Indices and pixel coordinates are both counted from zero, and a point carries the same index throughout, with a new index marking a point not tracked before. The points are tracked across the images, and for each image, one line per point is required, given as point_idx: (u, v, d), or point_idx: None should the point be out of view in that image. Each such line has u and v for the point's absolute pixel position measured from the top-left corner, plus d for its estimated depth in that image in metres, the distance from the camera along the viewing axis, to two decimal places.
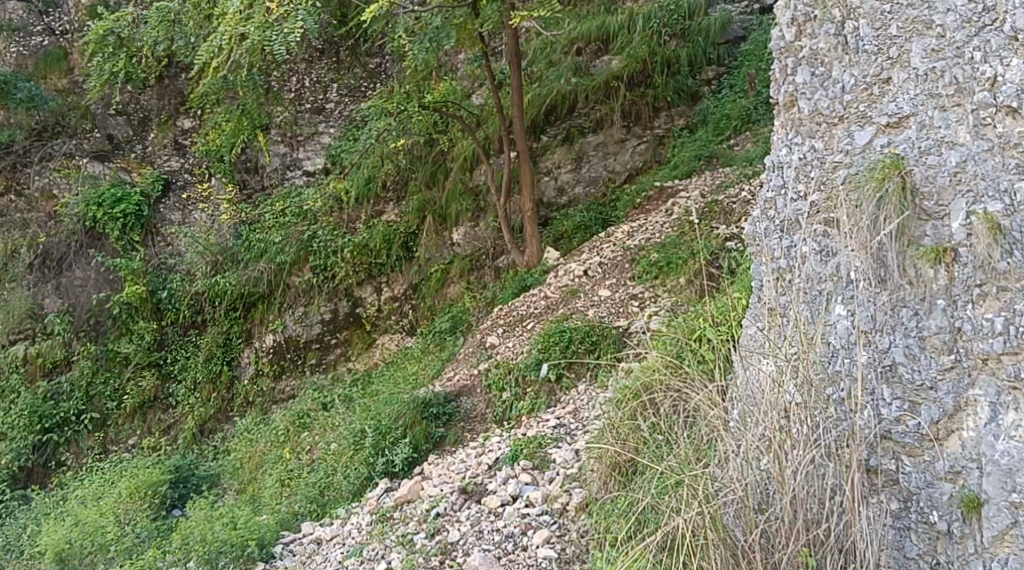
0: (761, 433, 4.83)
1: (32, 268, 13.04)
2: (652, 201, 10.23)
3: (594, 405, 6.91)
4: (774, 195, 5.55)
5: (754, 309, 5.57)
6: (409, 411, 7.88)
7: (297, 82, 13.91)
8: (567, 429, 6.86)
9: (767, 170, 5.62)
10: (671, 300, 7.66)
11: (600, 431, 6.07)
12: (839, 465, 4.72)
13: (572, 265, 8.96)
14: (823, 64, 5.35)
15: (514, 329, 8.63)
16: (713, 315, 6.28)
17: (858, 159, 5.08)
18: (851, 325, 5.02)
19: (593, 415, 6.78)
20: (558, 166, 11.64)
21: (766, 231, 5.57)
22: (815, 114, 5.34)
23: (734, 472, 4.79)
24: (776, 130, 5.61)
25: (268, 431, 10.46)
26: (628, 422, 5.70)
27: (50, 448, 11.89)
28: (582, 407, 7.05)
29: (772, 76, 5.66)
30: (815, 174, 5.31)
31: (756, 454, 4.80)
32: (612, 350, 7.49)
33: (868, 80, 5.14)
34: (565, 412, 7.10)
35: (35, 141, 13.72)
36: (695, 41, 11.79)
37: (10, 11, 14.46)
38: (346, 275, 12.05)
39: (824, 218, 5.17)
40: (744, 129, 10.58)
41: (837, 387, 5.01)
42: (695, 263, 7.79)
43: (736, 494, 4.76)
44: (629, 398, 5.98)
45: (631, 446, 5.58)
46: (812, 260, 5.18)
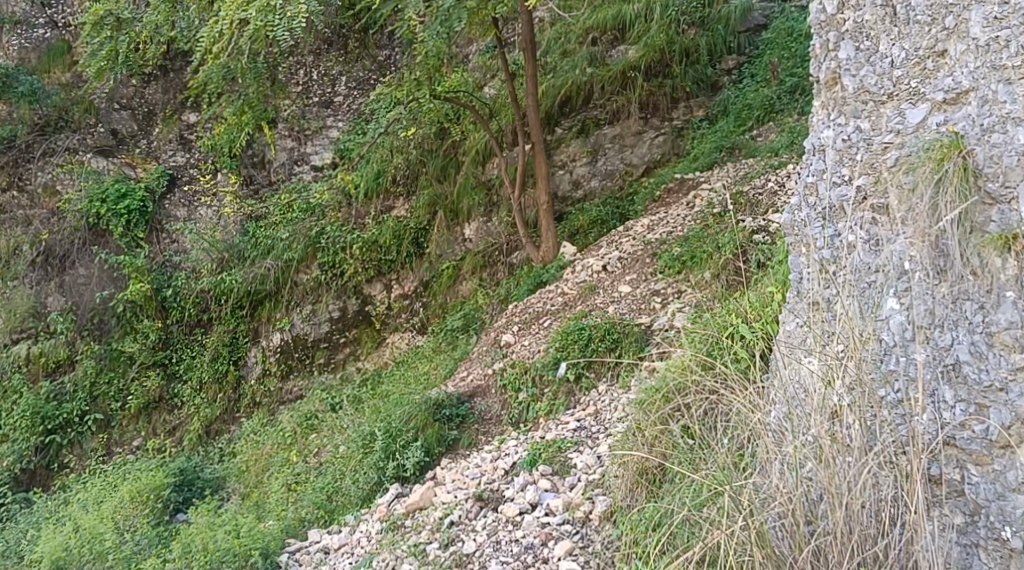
0: (812, 440, 4.61)
1: (34, 265, 12.66)
2: (672, 194, 9.87)
3: (616, 406, 6.56)
4: (816, 179, 5.36)
5: (791, 303, 5.40)
6: (421, 413, 7.51)
7: (304, 75, 13.63)
8: (589, 432, 6.48)
9: (805, 154, 5.47)
10: (695, 296, 7.30)
11: (624, 435, 5.72)
12: (898, 474, 4.54)
13: (590, 259, 8.63)
14: (868, 38, 5.19)
15: (529, 328, 8.26)
16: (749, 313, 5.93)
17: (911, 139, 4.90)
18: (906, 321, 4.82)
19: (617, 416, 6.43)
20: (573, 159, 11.30)
21: (806, 220, 5.40)
22: (860, 92, 5.18)
23: (779, 480, 4.59)
24: (816, 110, 5.45)
25: (275, 433, 10.13)
26: (657, 427, 5.37)
27: (52, 449, 11.55)
28: (604, 408, 6.68)
29: (812, 51, 5.49)
30: (861, 156, 5.13)
31: (803, 460, 4.59)
32: (634, 348, 7.12)
33: (920, 53, 4.98)
34: (585, 414, 6.73)
35: (37, 135, 13.32)
36: (715, 29, 11.40)
37: (12, 4, 14.13)
38: (355, 271, 11.71)
39: (873, 205, 5.00)
40: (767, 119, 10.15)
41: (891, 387, 4.83)
42: (721, 257, 7.39)
43: (783, 505, 4.55)
44: (654, 400, 5.64)
45: (662, 451, 5.24)
46: (861, 250, 5.01)
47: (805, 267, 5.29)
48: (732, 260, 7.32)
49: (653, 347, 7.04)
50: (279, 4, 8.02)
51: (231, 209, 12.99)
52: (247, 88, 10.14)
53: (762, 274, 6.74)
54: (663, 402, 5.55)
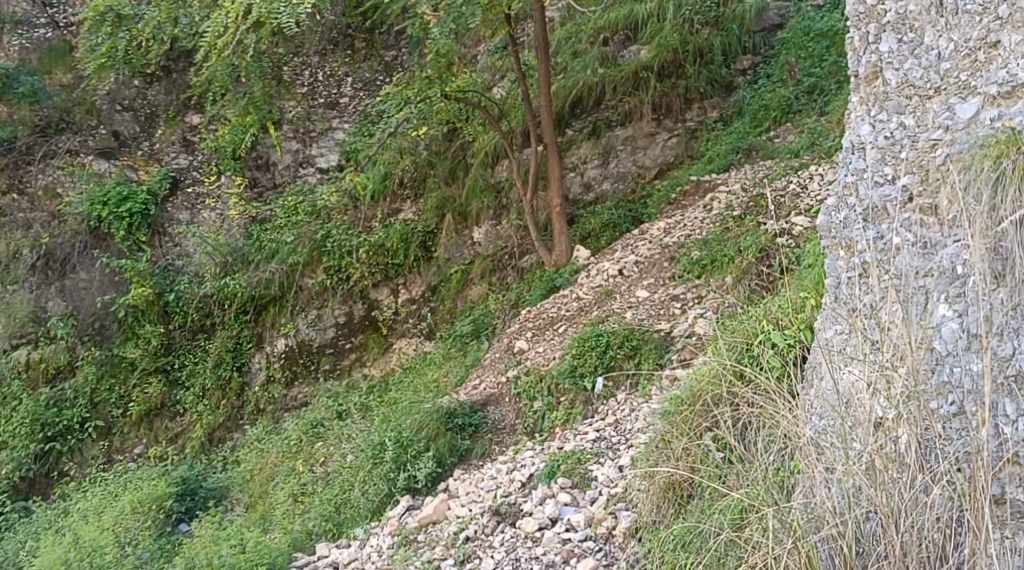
0: (865, 458, 4.52)
1: (34, 269, 12.42)
2: (688, 196, 9.63)
3: (638, 416, 6.31)
4: (854, 179, 5.22)
5: (828, 306, 5.31)
6: (432, 422, 7.27)
7: (309, 76, 13.38)
8: (609, 442, 6.25)
9: (842, 153, 5.31)
10: (716, 301, 7.07)
11: (648, 447, 5.56)
12: (960, 496, 4.41)
13: (605, 263, 8.37)
14: (911, 30, 5.10)
15: (544, 334, 8.02)
16: (781, 320, 5.72)
17: (963, 135, 4.78)
18: (959, 328, 4.64)
19: (639, 427, 6.21)
20: (585, 161, 11.06)
21: (844, 221, 5.23)
22: (904, 86, 5.07)
23: (827, 502, 4.51)
24: (852, 106, 5.32)
25: (280, 441, 9.89)
26: (685, 440, 5.27)
27: (52, 457, 11.36)
28: (624, 418, 6.45)
29: (847, 45, 5.37)
30: (906, 155, 5.00)
31: (854, 480, 4.49)
32: (653, 355, 6.87)
33: (971, 45, 4.88)
34: (605, 424, 6.50)
35: (38, 137, 13.13)
36: (729, 29, 11.16)
37: (13, 4, 13.89)
38: (362, 276, 11.47)
39: (921, 206, 4.86)
40: (785, 120, 9.93)
41: (945, 399, 4.66)
42: (743, 260, 7.18)
43: (832, 528, 4.49)
44: (674, 410, 5.51)
45: (692, 465, 5.17)
46: (907, 253, 4.85)
47: (846, 271, 5.19)
48: (754, 264, 7.10)
49: (673, 356, 6.79)
50: None
51: (235, 211, 12.75)
52: (252, 87, 9.92)
53: (794, 274, 6.50)
54: (689, 412, 5.43)
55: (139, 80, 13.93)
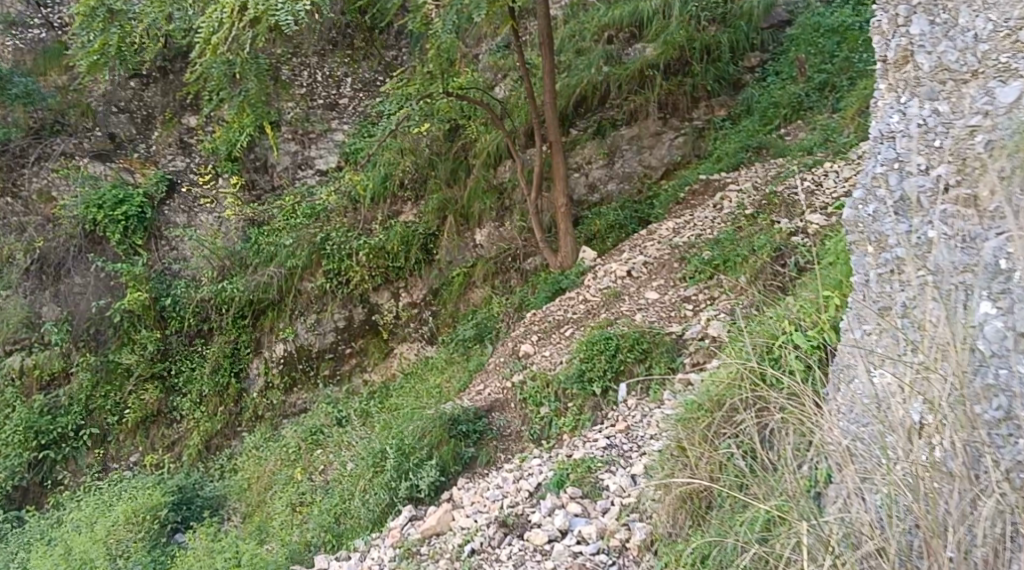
0: (905, 470, 4.65)
1: (28, 273, 12.10)
2: (697, 195, 9.39)
3: (649, 423, 6.20)
4: (885, 169, 5.42)
5: (854, 304, 5.45)
6: (435, 428, 7.01)
7: (309, 76, 13.17)
8: (619, 450, 6.14)
9: (872, 143, 5.55)
10: (730, 302, 6.83)
11: (662, 456, 5.61)
12: (1010, 505, 4.45)
13: (612, 265, 8.11)
14: (944, 11, 5.34)
15: (550, 337, 7.76)
16: (802, 319, 5.80)
17: (1004, 120, 4.99)
18: (1003, 327, 4.75)
19: (652, 434, 6.10)
20: (589, 161, 10.78)
21: (874, 214, 5.43)
22: (939, 70, 5.29)
23: (865, 514, 4.63)
24: (882, 93, 5.54)
25: (278, 448, 9.63)
26: (701, 446, 5.38)
27: (47, 465, 11.13)
28: (634, 424, 6.29)
29: (878, 31, 5.62)
30: (943, 143, 5.18)
31: (896, 491, 4.62)
32: (664, 359, 6.67)
33: (1011, 24, 5.08)
34: (616, 431, 6.32)
35: (32, 139, 12.82)
36: (737, 26, 10.89)
37: (8, 5, 13.74)
38: (361, 279, 11.22)
39: (961, 196, 5.03)
40: (795, 118, 9.71)
41: (989, 404, 4.71)
42: (757, 260, 6.97)
43: (873, 540, 4.59)
44: (686, 416, 5.62)
45: (710, 472, 5.24)
46: (940, 248, 5.03)
47: (875, 270, 5.36)
48: (769, 264, 6.89)
49: (686, 360, 6.59)
50: None
51: (232, 212, 12.52)
52: (248, 86, 9.67)
53: (812, 275, 6.27)
54: (706, 417, 5.49)
55: (135, 82, 13.68)
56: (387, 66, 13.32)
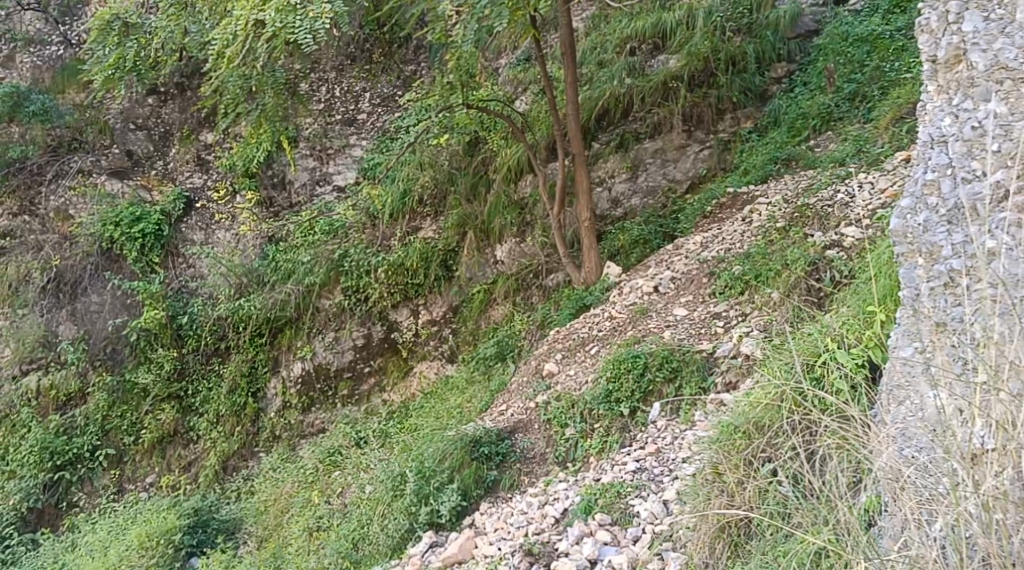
0: (974, 501, 4.43)
1: (45, 292, 11.92)
2: (724, 208, 9.16)
3: (681, 446, 6.02)
4: (937, 176, 5.41)
5: (904, 322, 5.46)
6: (456, 451, 6.80)
7: (326, 92, 13.03)
8: (651, 474, 5.97)
9: (922, 147, 5.56)
10: (763, 319, 6.59)
11: (696, 482, 5.52)
12: None
13: (638, 280, 7.88)
14: (1000, 8, 5.32)
15: (575, 356, 7.52)
16: (846, 336, 5.77)
17: None
18: None
19: (684, 458, 5.90)
20: (612, 175, 10.64)
21: (925, 223, 5.41)
22: (995, 70, 5.26)
23: (928, 550, 4.45)
24: (932, 96, 5.56)
25: (295, 470, 9.41)
26: (741, 473, 5.31)
27: (61, 487, 10.95)
28: (665, 447, 6.11)
29: (926, 28, 5.63)
30: (999, 148, 5.20)
31: (964, 524, 4.41)
32: (696, 378, 6.43)
33: None
34: (646, 454, 6.13)
35: (50, 156, 12.76)
36: (763, 36, 10.61)
37: (26, 24, 13.74)
38: (380, 296, 11.03)
39: (1017, 203, 5.11)
40: (825, 129, 9.44)
41: None
42: (791, 275, 6.74)
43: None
44: (723, 439, 5.56)
45: (752, 501, 5.17)
46: (1004, 258, 5.05)
47: (924, 284, 5.36)
48: (802, 279, 6.70)
49: (717, 380, 6.35)
50: (300, 3, 7.56)
51: (248, 226, 12.27)
52: (264, 98, 9.51)
53: (849, 294, 6.17)
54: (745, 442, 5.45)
55: (153, 99, 13.65)
56: (405, 80, 12.96)
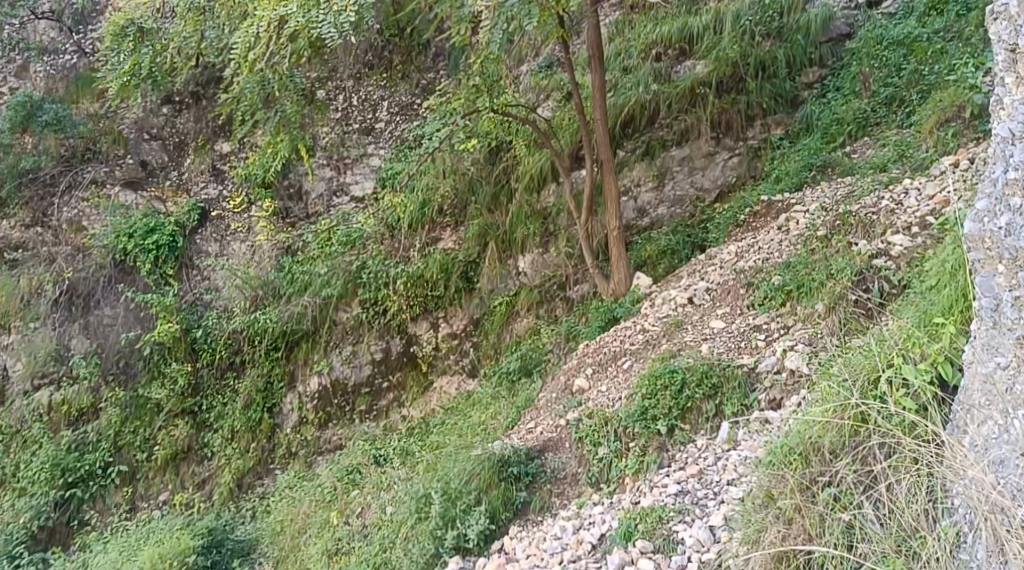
0: None
1: (57, 305, 11.68)
2: (758, 217, 8.84)
3: (724, 468, 6.26)
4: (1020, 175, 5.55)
5: (982, 333, 5.60)
6: (484, 471, 6.91)
7: (344, 101, 12.60)
8: (694, 497, 6.21)
9: (1000, 144, 5.65)
10: (807, 332, 6.65)
11: (749, 508, 5.85)
12: None
13: (672, 291, 7.76)
14: None
15: (605, 371, 7.44)
16: (914, 350, 5.89)
17: None
18: None
19: (728, 480, 6.18)
20: (638, 184, 10.32)
21: (1009, 225, 5.55)
22: None
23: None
24: (1011, 89, 5.69)
25: (313, 489, 9.14)
26: (801, 499, 5.72)
27: (72, 505, 10.66)
28: (708, 469, 6.32)
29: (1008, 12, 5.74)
30: None
31: None
32: (737, 396, 6.57)
33: None
34: (688, 475, 6.34)
35: (63, 167, 12.54)
36: (794, 40, 10.26)
37: (40, 32, 13.44)
38: (399, 309, 10.74)
39: None
40: (861, 135, 9.17)
41: None
42: (836, 284, 6.71)
43: None
44: (778, 462, 5.90)
45: (817, 528, 5.63)
46: None
47: (1006, 293, 5.53)
48: (849, 288, 6.66)
49: (760, 397, 6.51)
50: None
51: (264, 237, 12.00)
52: (282, 106, 9.21)
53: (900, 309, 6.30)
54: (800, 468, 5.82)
55: (168, 109, 13.15)
56: (425, 88, 12.52)
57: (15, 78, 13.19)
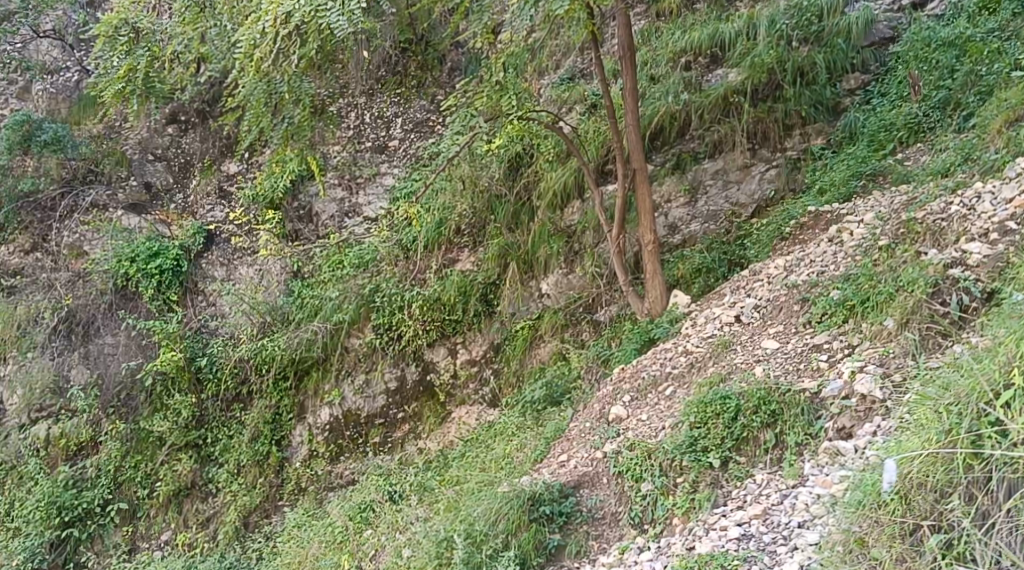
0: None
1: (57, 333, 11.09)
2: (806, 228, 8.20)
3: (789, 509, 5.82)
4: None
5: None
6: (512, 513, 6.48)
7: (355, 118, 12.04)
8: (760, 544, 5.73)
9: None
10: (877, 351, 6.19)
11: (833, 556, 5.41)
12: None
13: (715, 309, 7.32)
14: None
15: (645, 399, 7.00)
16: None
17: None
18: None
19: (799, 522, 5.73)
20: (669, 200, 9.63)
21: None
22: None
23: None
24: None
25: (322, 528, 8.64)
26: (900, 549, 5.23)
27: (69, 546, 10.09)
28: (774, 511, 5.86)
29: None
30: None
31: None
32: (800, 423, 6.15)
33: None
34: (750, 516, 5.89)
35: (63, 189, 11.95)
36: (834, 44, 9.59)
37: (42, 53, 12.92)
38: (414, 334, 10.04)
39: None
40: (914, 141, 8.57)
41: None
42: (909, 297, 6.25)
43: None
44: (870, 504, 5.42)
45: None
46: None
47: None
48: (924, 302, 6.19)
49: (828, 425, 6.07)
50: None
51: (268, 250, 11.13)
52: (290, 113, 8.46)
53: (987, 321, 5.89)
54: (897, 509, 5.32)
55: (174, 128, 12.65)
56: (439, 103, 11.85)
57: (17, 100, 12.64)
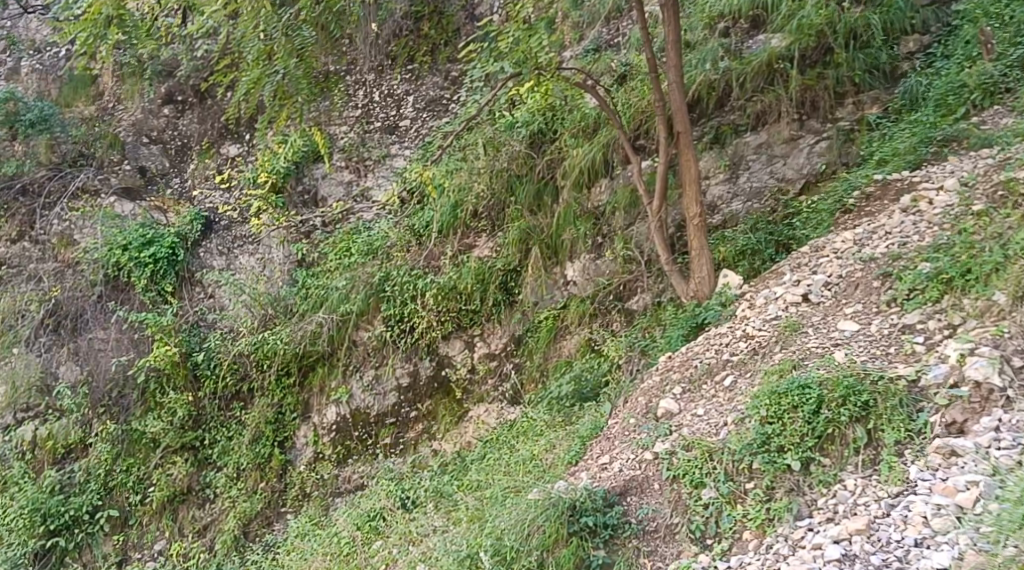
0: None
1: (44, 328, 10.22)
2: (873, 200, 7.38)
3: (893, 521, 5.12)
4: None
5: None
6: (548, 526, 5.80)
7: (364, 97, 11.12)
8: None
9: None
10: (988, 333, 5.57)
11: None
12: None
13: (776, 288, 6.68)
14: None
15: (699, 391, 6.29)
16: None
17: None
18: None
19: (916, 541, 5.01)
20: (707, 176, 8.62)
21: None
22: None
23: None
24: None
25: (327, 538, 7.84)
26: None
27: (55, 557, 9.19)
28: (875, 523, 5.15)
29: None
30: None
31: None
32: (897, 419, 5.45)
33: None
34: (851, 532, 5.16)
35: (54, 173, 11.12)
36: (890, 3, 8.60)
37: (31, 30, 12.12)
38: (428, 326, 9.14)
39: None
40: (989, 103, 7.72)
41: None
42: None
43: None
44: None
45: None
46: None
47: None
48: None
49: (932, 419, 5.39)
50: None
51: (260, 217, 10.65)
52: (284, 66, 7.19)
53: None
54: None
55: (170, 109, 11.68)
56: (453, 79, 10.87)
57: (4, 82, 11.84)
